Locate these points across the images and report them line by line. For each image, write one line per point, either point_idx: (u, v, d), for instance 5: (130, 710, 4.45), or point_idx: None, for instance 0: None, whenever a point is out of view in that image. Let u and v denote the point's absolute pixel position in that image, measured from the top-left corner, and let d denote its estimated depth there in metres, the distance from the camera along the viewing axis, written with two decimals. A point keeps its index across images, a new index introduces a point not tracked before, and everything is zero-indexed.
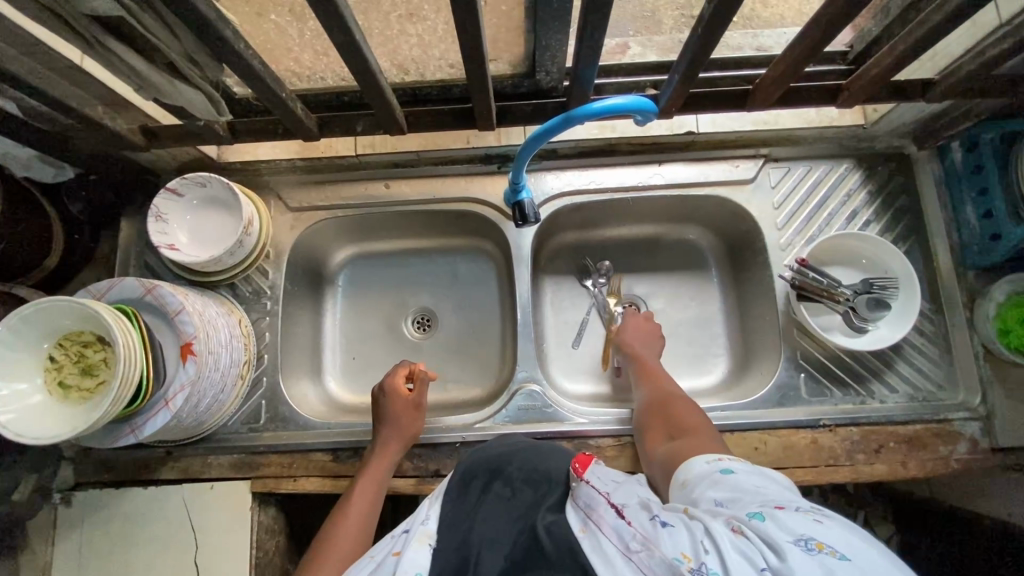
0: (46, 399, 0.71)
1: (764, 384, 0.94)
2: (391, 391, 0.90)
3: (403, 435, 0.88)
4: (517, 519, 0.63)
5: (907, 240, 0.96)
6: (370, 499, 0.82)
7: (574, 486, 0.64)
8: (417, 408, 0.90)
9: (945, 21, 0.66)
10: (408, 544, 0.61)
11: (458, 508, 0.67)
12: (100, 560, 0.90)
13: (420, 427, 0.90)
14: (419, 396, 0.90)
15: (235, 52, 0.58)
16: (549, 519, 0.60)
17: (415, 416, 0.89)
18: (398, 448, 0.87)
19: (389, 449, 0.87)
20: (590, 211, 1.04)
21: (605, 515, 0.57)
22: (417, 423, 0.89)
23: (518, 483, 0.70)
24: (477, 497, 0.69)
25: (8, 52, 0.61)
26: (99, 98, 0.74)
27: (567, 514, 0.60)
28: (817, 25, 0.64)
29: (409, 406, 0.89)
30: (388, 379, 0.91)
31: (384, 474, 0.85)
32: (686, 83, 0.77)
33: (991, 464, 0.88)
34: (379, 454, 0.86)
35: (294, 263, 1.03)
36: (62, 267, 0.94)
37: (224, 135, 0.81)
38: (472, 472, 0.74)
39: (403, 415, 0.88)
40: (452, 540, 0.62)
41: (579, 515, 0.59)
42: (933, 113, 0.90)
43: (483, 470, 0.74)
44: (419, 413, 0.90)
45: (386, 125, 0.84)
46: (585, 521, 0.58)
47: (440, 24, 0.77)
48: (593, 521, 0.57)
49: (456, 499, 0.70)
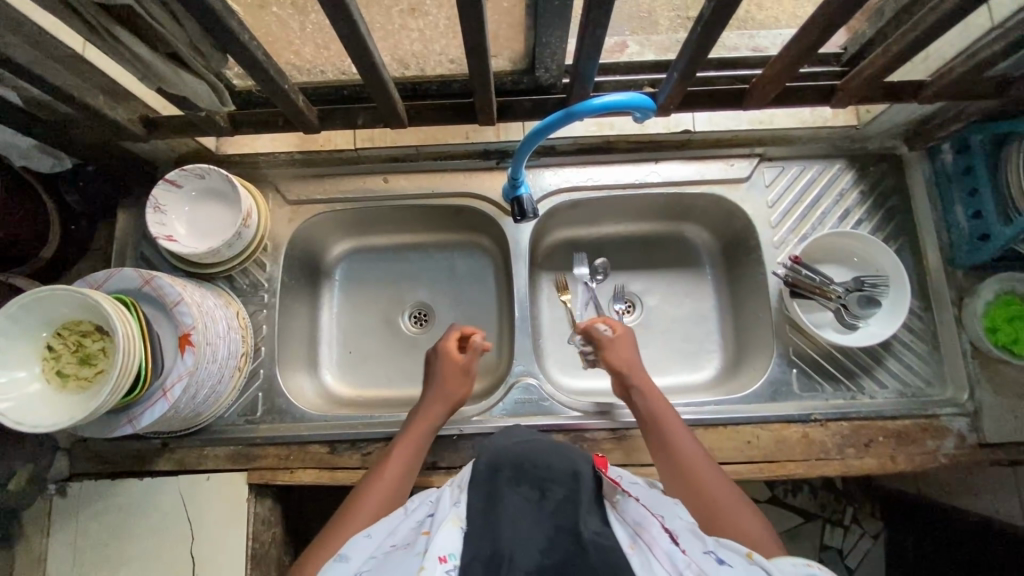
0: (43, 387, 0.71)
1: (757, 379, 0.96)
2: (443, 352, 0.91)
3: (449, 396, 0.88)
4: (551, 515, 0.63)
5: (897, 239, 0.98)
6: (410, 455, 0.84)
7: (619, 499, 0.68)
8: (466, 373, 0.90)
9: (936, 24, 0.67)
10: (441, 524, 0.61)
11: (488, 498, 0.66)
12: (95, 551, 0.90)
13: (465, 394, 0.90)
14: (471, 362, 0.91)
15: (240, 41, 0.59)
16: (593, 528, 0.61)
17: (463, 380, 0.90)
18: (442, 407, 0.88)
19: (433, 408, 0.87)
20: (587, 208, 1.06)
21: (657, 536, 0.61)
22: (463, 389, 0.89)
23: (547, 478, 0.69)
24: (504, 488, 0.67)
25: (11, 41, 0.62)
26: (102, 88, 0.74)
27: (613, 526, 0.63)
28: (813, 27, 0.66)
29: (458, 369, 0.90)
30: (440, 343, 0.92)
31: (427, 434, 0.86)
32: (684, 81, 0.77)
33: (978, 459, 0.90)
34: (421, 415, 0.87)
35: (292, 256, 1.03)
36: (59, 258, 0.94)
37: (223, 126, 0.80)
38: (497, 465, 0.71)
39: (451, 377, 0.89)
40: (480, 525, 0.62)
41: (628, 529, 0.63)
42: (925, 114, 0.92)
43: (509, 464, 0.72)
44: (467, 378, 0.90)
45: (387, 119, 0.84)
46: (634, 537, 0.62)
47: (442, 19, 0.80)
48: (643, 539, 0.61)
49: (479, 485, 0.69)
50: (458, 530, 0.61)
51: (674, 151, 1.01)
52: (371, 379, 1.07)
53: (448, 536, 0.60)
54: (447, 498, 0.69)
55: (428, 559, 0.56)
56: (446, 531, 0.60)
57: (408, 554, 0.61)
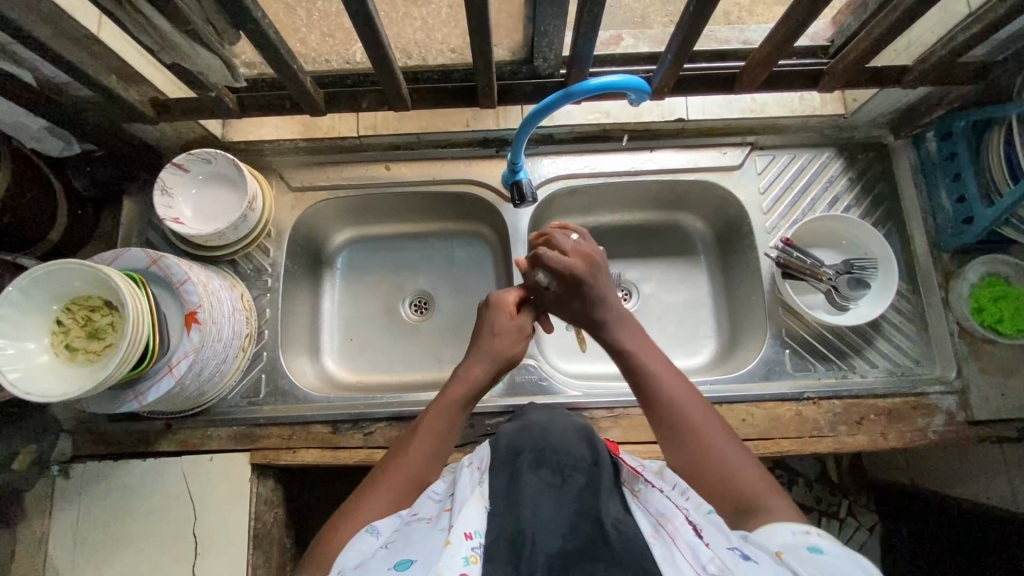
0: (52, 359, 0.72)
1: (752, 360, 0.98)
2: (497, 304, 0.83)
3: (498, 355, 0.79)
4: (574, 502, 0.64)
5: (884, 224, 1.01)
6: (449, 422, 0.76)
7: (641, 489, 0.67)
8: (521, 332, 0.82)
9: (912, 7, 0.71)
10: (466, 502, 0.62)
11: (510, 481, 0.67)
12: (96, 532, 0.90)
13: (516, 356, 0.81)
14: (526, 321, 0.83)
15: (251, 15, 0.62)
16: (614, 514, 0.63)
17: (517, 340, 0.81)
18: (489, 366, 0.79)
19: (479, 368, 0.79)
20: (584, 196, 1.08)
21: (681, 528, 0.59)
22: (514, 348, 0.81)
23: (569, 464, 0.70)
24: (525, 471, 0.68)
25: (29, 16, 0.64)
26: (114, 68, 0.77)
27: (636, 514, 0.63)
28: (798, 7, 0.70)
29: (511, 326, 0.81)
30: (497, 294, 0.85)
31: (470, 395, 0.77)
32: (678, 63, 0.81)
33: (965, 436, 0.93)
34: (463, 375, 0.78)
35: (295, 242, 1.05)
36: (66, 241, 0.95)
37: (233, 109, 0.84)
38: (518, 448, 0.74)
39: (504, 334, 0.81)
40: (505, 501, 0.64)
41: (650, 520, 0.62)
42: (909, 103, 0.96)
43: (529, 449, 0.74)
44: (521, 337, 0.82)
45: (392, 102, 0.87)
46: (657, 527, 0.60)
47: (443, 7, 0.83)
48: (667, 530, 0.59)
49: (503, 469, 0.70)
50: (481, 509, 0.61)
51: (669, 140, 1.04)
52: (372, 365, 1.09)
53: (473, 514, 0.60)
54: (467, 479, 0.68)
55: (454, 535, 0.57)
56: (470, 509, 0.61)
57: (431, 527, 0.62)
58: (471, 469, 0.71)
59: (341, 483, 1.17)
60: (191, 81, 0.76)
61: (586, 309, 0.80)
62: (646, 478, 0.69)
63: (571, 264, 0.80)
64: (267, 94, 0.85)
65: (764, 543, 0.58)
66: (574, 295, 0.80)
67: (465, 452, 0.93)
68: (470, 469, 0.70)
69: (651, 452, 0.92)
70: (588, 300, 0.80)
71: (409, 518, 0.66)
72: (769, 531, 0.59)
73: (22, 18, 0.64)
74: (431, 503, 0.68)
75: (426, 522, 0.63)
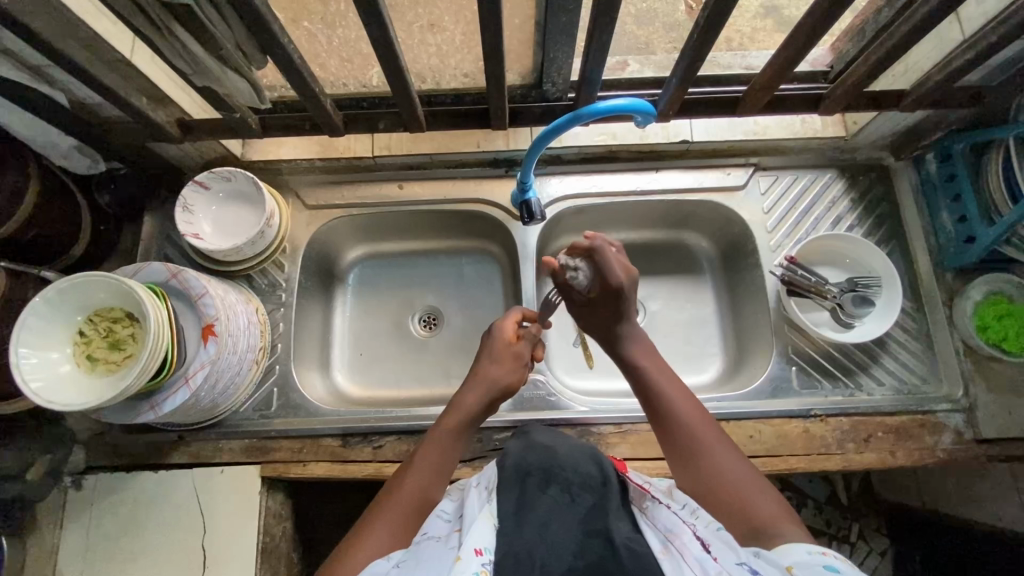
0: (74, 369, 0.74)
1: (758, 377, 0.99)
2: (496, 333, 0.83)
3: (493, 382, 0.79)
4: (582, 520, 0.64)
5: (887, 243, 1.03)
6: (443, 453, 0.76)
7: (648, 506, 0.68)
8: (518, 358, 0.82)
9: (905, 36, 0.75)
10: (477, 520, 0.64)
11: (519, 497, 0.67)
12: (107, 542, 0.91)
13: (512, 383, 0.81)
14: (524, 349, 0.84)
15: (278, 41, 0.66)
16: (624, 533, 0.62)
17: (513, 367, 0.81)
18: (482, 395, 0.79)
19: (473, 398, 0.79)
20: (592, 215, 1.10)
21: (689, 544, 0.60)
22: (509, 376, 0.81)
23: (577, 482, 0.70)
24: (533, 492, 0.68)
25: (69, 42, 0.69)
26: (145, 91, 0.81)
27: (645, 532, 0.63)
28: (799, 34, 0.73)
29: (509, 353, 0.82)
30: (498, 322, 0.85)
31: (465, 423, 0.78)
32: (684, 86, 0.83)
33: (975, 454, 0.93)
34: (457, 405, 0.78)
35: (309, 258, 1.07)
36: (88, 255, 0.98)
37: (256, 130, 0.87)
38: (526, 468, 0.73)
39: (500, 361, 0.81)
40: (515, 519, 0.64)
41: (659, 537, 0.62)
42: (908, 126, 0.99)
43: (538, 468, 0.73)
44: (518, 365, 0.82)
45: (409, 124, 0.90)
46: (666, 544, 0.61)
47: (459, 33, 0.88)
48: (675, 545, 0.60)
49: (510, 488, 0.69)
50: (491, 527, 0.63)
51: (675, 160, 1.07)
52: (382, 380, 1.10)
53: (483, 532, 0.62)
54: (476, 499, 0.69)
55: (464, 552, 0.59)
56: (481, 528, 0.62)
57: (442, 546, 0.63)
58: (479, 488, 0.71)
59: (348, 501, 1.17)
60: (218, 103, 0.80)
61: (618, 316, 0.79)
62: (654, 495, 0.69)
63: (614, 273, 0.76)
64: (288, 115, 0.89)
65: (775, 556, 0.59)
66: (610, 301, 0.77)
67: (473, 467, 0.93)
68: (479, 488, 0.71)
69: (659, 468, 0.92)
70: (622, 310, 0.78)
71: (419, 538, 0.66)
72: (783, 551, 0.60)
73: (63, 44, 0.68)
74: (441, 523, 0.68)
75: (437, 541, 0.64)
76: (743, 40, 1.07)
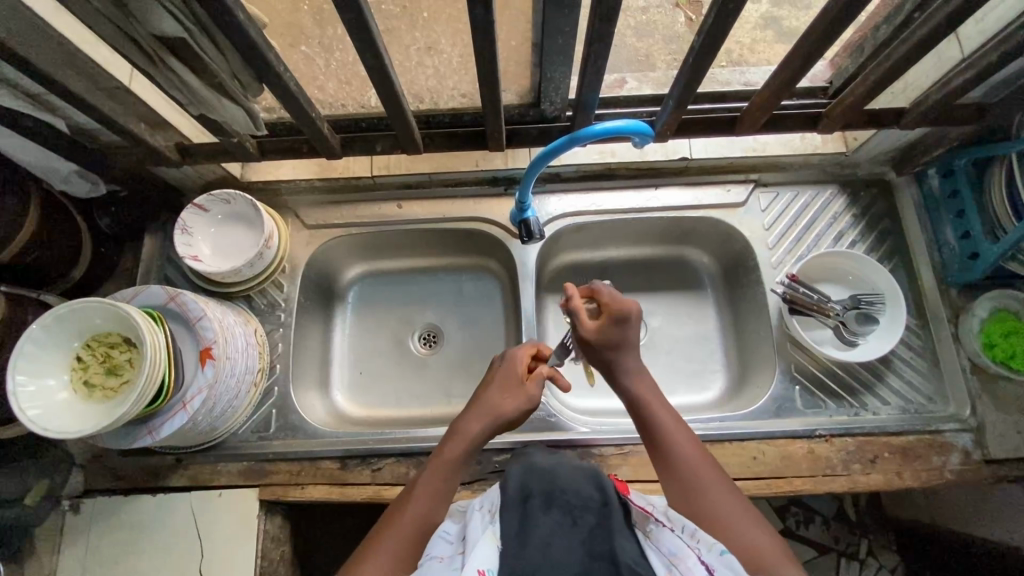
0: (71, 396, 0.74)
1: (762, 397, 0.97)
2: (509, 361, 0.82)
3: (495, 410, 0.77)
4: (585, 542, 0.62)
5: (891, 259, 1.02)
6: (444, 479, 0.74)
7: (652, 529, 0.63)
8: (524, 386, 0.79)
9: (903, 57, 0.75)
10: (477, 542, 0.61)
11: (519, 521, 0.64)
12: (104, 567, 0.90)
13: (514, 410, 0.77)
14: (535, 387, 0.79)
15: (274, 71, 0.67)
16: (631, 555, 0.60)
17: (518, 400, 0.78)
18: (485, 423, 0.76)
19: (475, 424, 0.76)
20: (591, 232, 1.10)
21: (695, 568, 0.58)
22: (513, 407, 0.77)
23: (578, 505, 0.67)
24: (535, 514, 0.65)
25: (67, 72, 0.70)
26: (144, 117, 0.82)
27: (649, 556, 0.60)
28: (795, 55, 0.73)
29: (515, 380, 0.80)
30: (512, 351, 0.85)
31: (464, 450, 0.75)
32: (679, 109, 0.83)
33: (983, 476, 0.91)
34: (460, 432, 0.76)
35: (309, 278, 1.07)
36: (88, 278, 0.98)
37: (253, 153, 0.89)
38: (529, 490, 0.70)
39: (504, 390, 0.79)
40: (518, 543, 0.61)
41: (663, 562, 0.60)
42: (908, 141, 0.98)
43: (539, 489, 0.70)
44: (520, 393, 0.79)
45: (407, 147, 0.91)
46: (670, 569, 0.58)
47: (455, 55, 0.92)
48: (680, 568, 0.58)
49: (513, 510, 0.66)
50: (495, 549, 0.60)
51: (674, 177, 1.06)
52: (382, 398, 1.09)
53: (486, 552, 0.59)
54: (479, 521, 0.66)
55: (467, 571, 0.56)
56: (483, 547, 0.59)
57: (445, 567, 0.61)
58: (482, 512, 0.68)
59: (349, 519, 1.17)
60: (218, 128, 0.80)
61: (621, 345, 0.79)
62: (657, 517, 0.64)
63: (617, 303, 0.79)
64: (286, 138, 0.90)
65: None
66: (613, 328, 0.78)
67: (473, 489, 0.92)
68: (481, 511, 0.68)
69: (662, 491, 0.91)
70: (627, 338, 0.79)
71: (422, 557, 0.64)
72: None
73: (59, 74, 0.69)
74: (444, 545, 0.65)
75: (440, 563, 0.62)
76: (743, 52, 1.10)
